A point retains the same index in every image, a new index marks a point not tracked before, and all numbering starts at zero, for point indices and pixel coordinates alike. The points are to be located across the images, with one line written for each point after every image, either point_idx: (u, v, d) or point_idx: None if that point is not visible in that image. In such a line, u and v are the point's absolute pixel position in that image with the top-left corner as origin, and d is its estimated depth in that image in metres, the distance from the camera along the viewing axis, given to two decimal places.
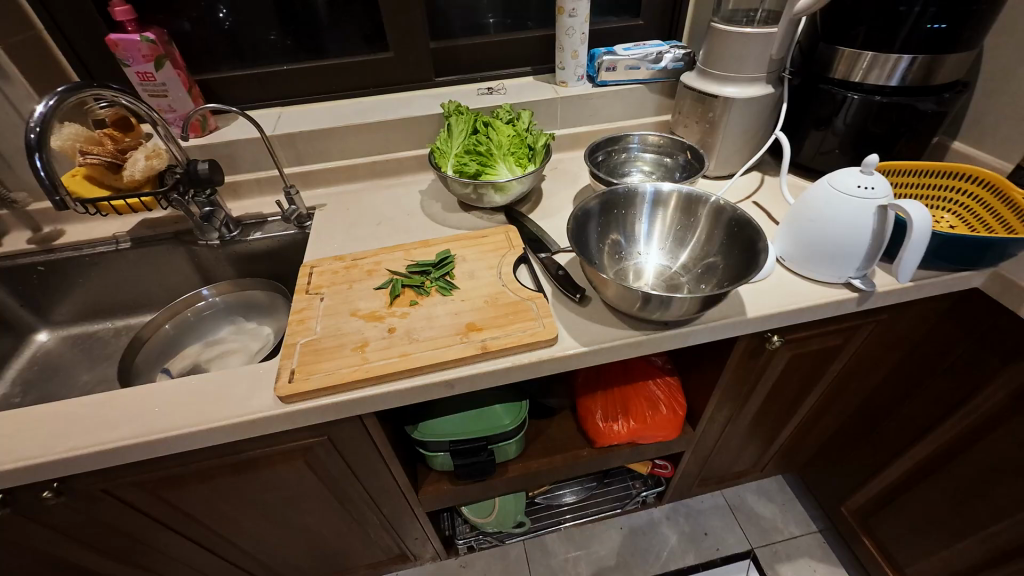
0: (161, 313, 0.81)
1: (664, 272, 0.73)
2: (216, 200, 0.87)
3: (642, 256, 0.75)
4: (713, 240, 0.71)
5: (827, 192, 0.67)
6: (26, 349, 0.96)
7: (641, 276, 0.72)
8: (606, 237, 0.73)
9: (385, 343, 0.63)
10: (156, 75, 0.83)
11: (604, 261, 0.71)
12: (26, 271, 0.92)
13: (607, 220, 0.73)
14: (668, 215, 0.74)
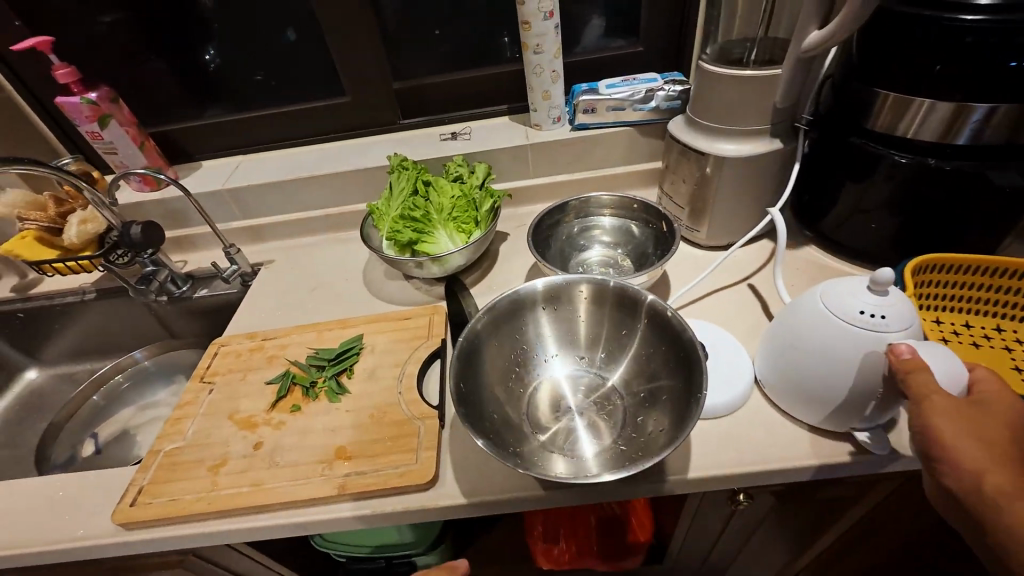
0: (88, 386, 0.86)
1: (597, 387, 0.59)
2: (159, 259, 0.85)
3: (568, 363, 0.62)
4: (658, 352, 0.56)
5: (818, 312, 0.49)
6: (16, 386, 1.02)
7: (562, 392, 0.59)
8: (518, 344, 0.60)
9: (245, 463, 0.55)
10: (103, 134, 0.82)
11: (512, 376, 0.59)
12: (9, 317, 0.97)
13: (518, 324, 0.60)
14: (604, 313, 0.60)
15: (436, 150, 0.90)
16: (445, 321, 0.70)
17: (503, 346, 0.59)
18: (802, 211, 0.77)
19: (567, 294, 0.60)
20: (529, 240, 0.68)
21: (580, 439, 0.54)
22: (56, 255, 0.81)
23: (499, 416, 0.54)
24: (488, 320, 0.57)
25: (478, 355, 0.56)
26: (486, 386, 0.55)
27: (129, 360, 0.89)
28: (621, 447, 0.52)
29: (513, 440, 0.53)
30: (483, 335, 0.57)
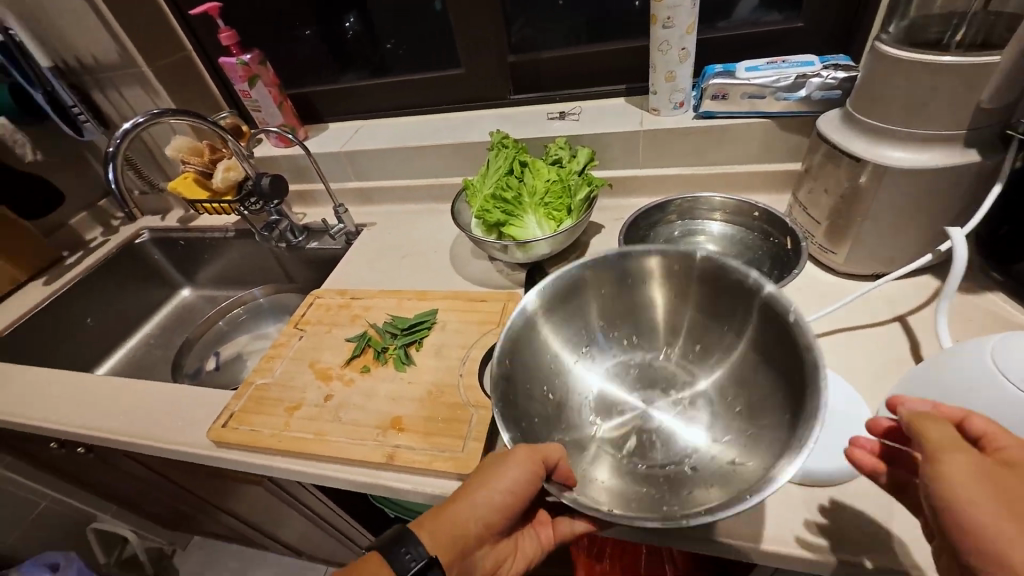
0: (218, 312, 1.02)
1: (683, 389, 0.54)
2: (282, 211, 0.95)
3: (644, 355, 0.57)
4: (761, 362, 0.48)
5: (982, 373, 0.38)
6: (174, 300, 1.24)
7: (625, 387, 0.55)
8: (593, 323, 0.57)
9: (315, 411, 0.59)
10: (251, 92, 0.92)
11: (577, 356, 0.56)
12: (175, 243, 1.17)
13: (597, 297, 0.56)
14: (702, 304, 0.54)
15: (541, 129, 0.85)
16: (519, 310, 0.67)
17: (573, 319, 0.56)
18: (992, 245, 0.59)
19: (668, 272, 0.54)
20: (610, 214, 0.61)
21: (634, 452, 0.50)
22: (207, 197, 0.94)
23: (554, 398, 0.52)
24: (560, 289, 0.54)
25: (540, 330, 0.53)
26: (542, 364, 0.53)
27: (250, 297, 1.04)
28: (682, 472, 0.47)
29: (566, 426, 0.51)
30: (551, 307, 0.54)
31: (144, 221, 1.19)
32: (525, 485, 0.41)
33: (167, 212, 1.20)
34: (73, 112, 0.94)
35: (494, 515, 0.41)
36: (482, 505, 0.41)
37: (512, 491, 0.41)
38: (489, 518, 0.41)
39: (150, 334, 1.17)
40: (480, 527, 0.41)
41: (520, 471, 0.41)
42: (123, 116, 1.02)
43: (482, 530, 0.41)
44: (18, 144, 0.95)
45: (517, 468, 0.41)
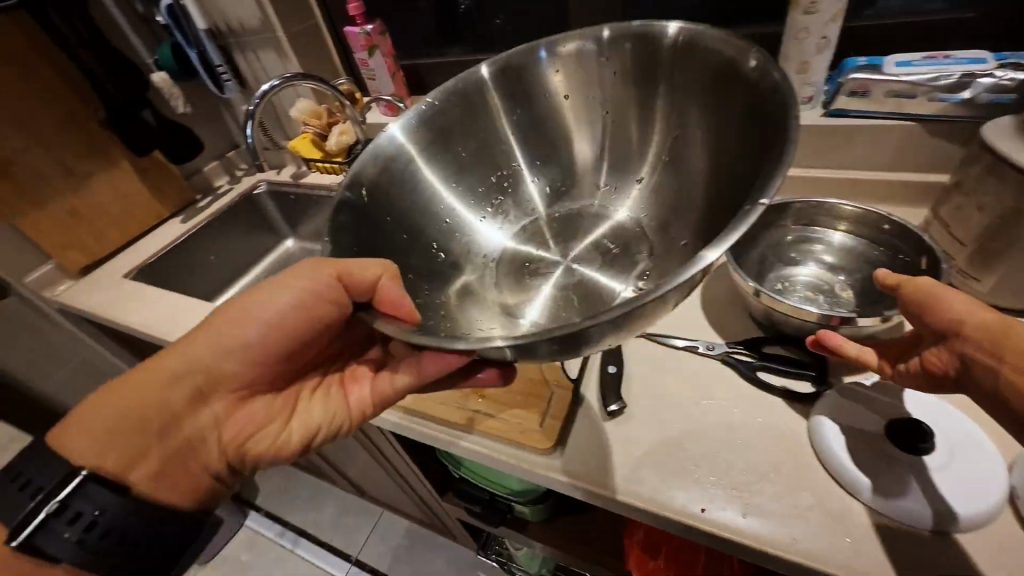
0: None
1: (617, 228, 0.61)
2: None
3: (556, 202, 0.66)
4: (698, 146, 0.54)
5: None
6: (280, 248, 1.37)
7: (536, 251, 0.62)
8: (488, 174, 0.64)
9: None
10: (369, 61, 0.98)
11: (471, 203, 0.63)
12: (286, 196, 1.29)
13: (489, 138, 0.63)
14: (627, 109, 0.60)
15: None
16: None
17: (461, 167, 0.62)
18: None
19: (576, 73, 0.61)
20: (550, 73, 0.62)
21: (510, 294, 0.58)
22: (320, 157, 1.03)
23: (445, 224, 0.60)
24: (435, 124, 0.60)
25: (418, 167, 0.59)
26: (415, 212, 0.58)
27: None
28: (565, 307, 0.54)
29: (445, 261, 0.58)
30: (435, 148, 0.60)
31: (262, 173, 1.32)
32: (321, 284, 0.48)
33: (282, 167, 1.32)
34: (218, 71, 1.06)
35: (222, 350, 0.53)
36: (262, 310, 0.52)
37: (297, 300, 0.51)
38: (195, 361, 0.53)
39: (258, 277, 1.31)
40: (199, 373, 0.53)
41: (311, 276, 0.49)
42: (256, 77, 1.13)
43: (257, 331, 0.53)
44: (173, 96, 1.08)
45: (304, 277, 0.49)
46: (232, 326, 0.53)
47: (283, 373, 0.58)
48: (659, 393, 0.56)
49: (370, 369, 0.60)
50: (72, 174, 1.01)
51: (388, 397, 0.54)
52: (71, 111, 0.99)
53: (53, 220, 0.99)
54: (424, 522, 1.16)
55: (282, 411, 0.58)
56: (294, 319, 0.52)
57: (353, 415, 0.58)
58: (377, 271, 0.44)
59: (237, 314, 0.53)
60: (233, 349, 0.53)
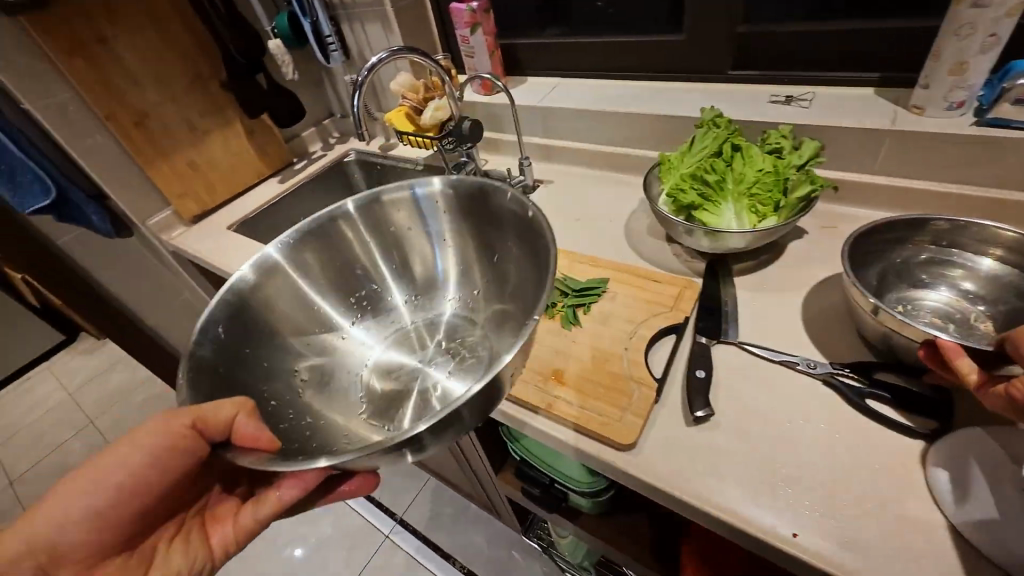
0: None
1: (450, 325, 0.83)
2: (472, 155, 1.02)
3: (410, 302, 0.86)
4: (518, 279, 0.75)
5: None
6: None
7: (392, 356, 0.80)
8: (356, 294, 0.83)
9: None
10: (470, 38, 0.99)
11: (338, 315, 0.81)
12: (373, 166, 1.34)
13: (365, 258, 0.83)
14: (462, 239, 0.83)
15: (758, 111, 0.78)
16: (695, 300, 0.64)
17: (332, 289, 0.80)
18: None
19: (407, 210, 0.82)
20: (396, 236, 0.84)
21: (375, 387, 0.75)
22: (412, 131, 1.05)
23: (302, 353, 0.74)
24: (297, 279, 0.76)
25: (284, 283, 0.75)
26: (274, 337, 0.71)
27: None
28: (406, 393, 0.73)
29: (307, 373, 0.73)
30: (299, 268, 0.76)
31: (353, 143, 1.38)
32: (173, 437, 0.49)
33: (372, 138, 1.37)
34: (327, 41, 1.11)
35: (64, 519, 0.48)
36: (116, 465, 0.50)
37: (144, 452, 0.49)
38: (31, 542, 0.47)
39: None
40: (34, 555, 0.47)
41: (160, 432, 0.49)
42: (360, 49, 1.17)
43: (110, 488, 0.49)
44: (285, 63, 1.15)
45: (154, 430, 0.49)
46: (71, 493, 0.48)
47: (137, 532, 0.53)
48: (749, 405, 0.53)
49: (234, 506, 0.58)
50: (195, 131, 1.10)
51: (253, 528, 0.55)
52: (199, 72, 1.07)
53: (176, 171, 1.09)
54: (479, 502, 1.20)
55: (140, 565, 0.53)
56: (149, 470, 0.50)
57: (214, 555, 0.55)
58: (233, 409, 0.49)
59: (79, 477, 0.49)
60: (75, 521, 0.48)
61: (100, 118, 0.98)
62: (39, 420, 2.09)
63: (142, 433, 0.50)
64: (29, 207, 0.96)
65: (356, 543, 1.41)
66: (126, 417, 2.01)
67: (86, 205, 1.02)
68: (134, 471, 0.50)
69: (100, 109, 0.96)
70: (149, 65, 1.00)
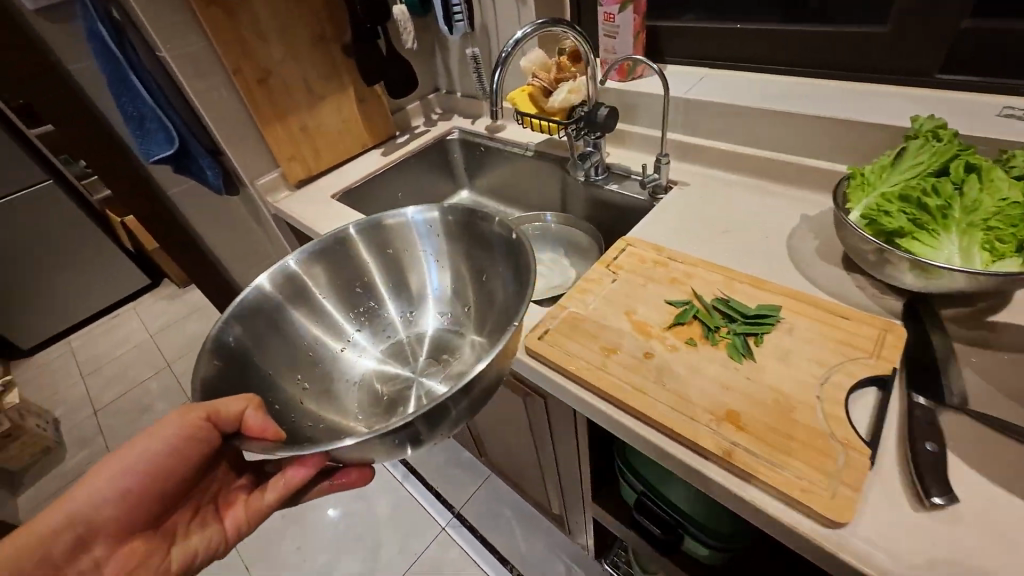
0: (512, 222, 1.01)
1: (445, 339, 0.88)
2: (599, 145, 0.94)
3: (409, 317, 0.91)
4: (505, 302, 0.80)
5: None
6: (455, 198, 1.39)
7: (391, 364, 0.85)
8: (358, 306, 0.88)
9: (627, 359, 0.57)
10: (617, 16, 0.89)
11: (341, 329, 0.85)
12: (476, 147, 1.28)
13: (370, 275, 0.87)
14: (458, 263, 0.88)
15: (977, 124, 0.67)
16: (901, 348, 0.53)
17: (339, 301, 0.85)
18: None
19: (406, 233, 0.87)
20: (398, 265, 0.90)
21: (373, 392, 0.80)
22: (534, 113, 0.97)
23: (307, 360, 0.79)
24: (304, 288, 0.81)
25: (290, 302, 0.79)
26: (280, 345, 0.76)
27: (542, 219, 0.99)
28: (399, 399, 0.78)
29: (311, 378, 0.78)
30: (303, 288, 0.81)
31: (457, 121, 1.33)
32: (189, 430, 0.59)
33: (477, 117, 1.31)
34: (454, 10, 1.05)
35: (99, 501, 0.59)
36: (141, 454, 0.60)
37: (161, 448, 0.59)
38: (74, 515, 0.58)
39: None
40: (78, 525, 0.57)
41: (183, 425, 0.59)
42: (484, 21, 1.10)
43: (139, 471, 0.60)
44: (406, 31, 1.10)
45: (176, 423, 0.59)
46: (103, 477, 0.59)
47: (159, 514, 0.64)
48: (998, 498, 0.42)
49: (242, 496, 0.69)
50: (311, 94, 1.08)
51: (260, 513, 0.66)
52: (323, 33, 1.04)
53: (289, 133, 1.07)
54: (548, 514, 1.16)
55: (161, 542, 0.64)
56: (173, 458, 0.61)
57: (228, 533, 0.67)
58: (242, 404, 0.59)
59: (111, 465, 0.59)
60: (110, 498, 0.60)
61: (227, 72, 0.97)
62: (123, 356, 2.22)
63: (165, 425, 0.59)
64: (154, 156, 0.97)
65: (412, 529, 1.40)
66: None
67: (203, 161, 1.02)
68: (159, 458, 0.61)
69: (229, 62, 0.93)
70: (279, 22, 0.97)
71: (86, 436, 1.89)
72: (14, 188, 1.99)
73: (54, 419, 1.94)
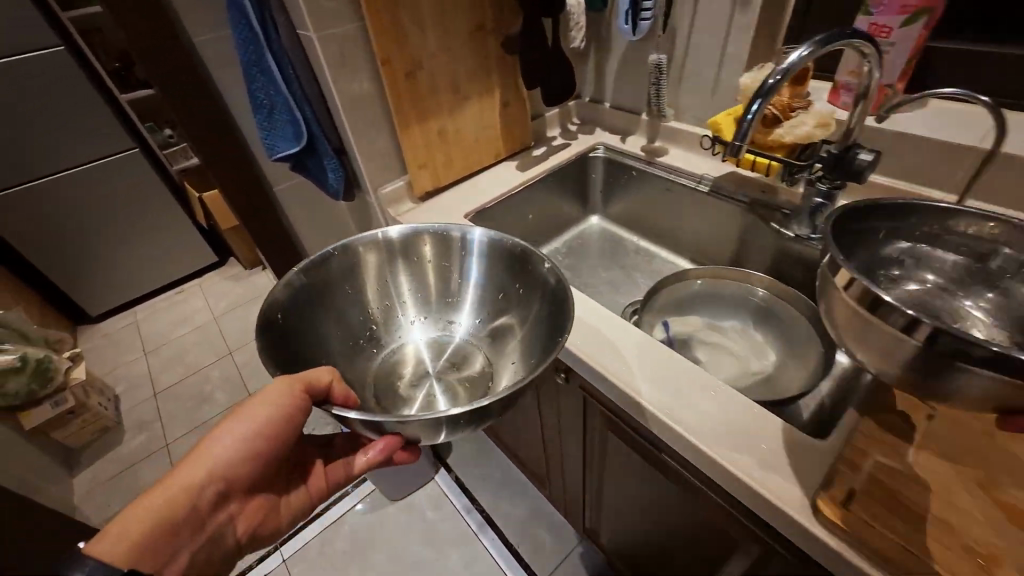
0: (706, 270, 0.84)
1: (460, 348, 0.82)
2: (833, 195, 0.73)
3: (431, 324, 0.84)
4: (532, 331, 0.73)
5: None
6: (584, 224, 1.20)
7: (413, 365, 0.79)
8: (389, 297, 0.81)
9: (946, 529, 0.39)
10: (893, 32, 0.68)
11: (372, 322, 0.79)
12: (625, 170, 1.09)
13: (409, 269, 0.81)
14: (497, 282, 0.80)
15: None
16: None
17: (375, 288, 0.79)
18: None
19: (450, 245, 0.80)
20: (435, 270, 0.82)
21: (382, 385, 0.75)
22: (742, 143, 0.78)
23: (341, 342, 0.73)
24: (351, 263, 0.76)
25: (334, 277, 0.73)
26: (320, 317, 0.71)
27: (746, 277, 0.81)
28: (401, 395, 0.74)
29: (344, 360, 0.73)
30: (347, 269, 0.75)
31: (602, 136, 1.13)
32: (286, 397, 0.56)
33: (628, 134, 1.11)
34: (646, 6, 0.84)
35: (229, 458, 0.58)
36: (257, 414, 0.57)
37: (283, 410, 0.57)
38: (215, 467, 0.57)
39: (560, 250, 1.15)
40: (216, 480, 0.57)
41: (280, 394, 0.56)
42: (674, 22, 0.90)
43: (252, 432, 0.58)
44: (577, 28, 0.91)
45: (277, 393, 0.56)
46: (229, 434, 0.57)
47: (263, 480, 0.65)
48: None
49: (321, 459, 0.73)
50: (456, 91, 0.90)
51: (347, 474, 0.71)
52: (483, 22, 0.87)
53: (425, 137, 0.90)
54: None
55: (269, 503, 0.66)
56: (289, 425, 0.59)
57: (315, 495, 0.71)
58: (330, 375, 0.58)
59: (235, 423, 0.57)
60: (242, 460, 0.58)
61: (373, 60, 0.80)
62: (187, 336, 2.15)
63: (271, 391, 0.57)
64: (279, 152, 0.86)
65: None
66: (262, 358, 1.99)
67: (327, 161, 0.88)
68: (265, 424, 0.58)
69: (379, 51, 0.77)
70: (440, 5, 0.80)
71: (144, 420, 1.82)
72: (102, 154, 1.92)
73: (115, 397, 1.88)
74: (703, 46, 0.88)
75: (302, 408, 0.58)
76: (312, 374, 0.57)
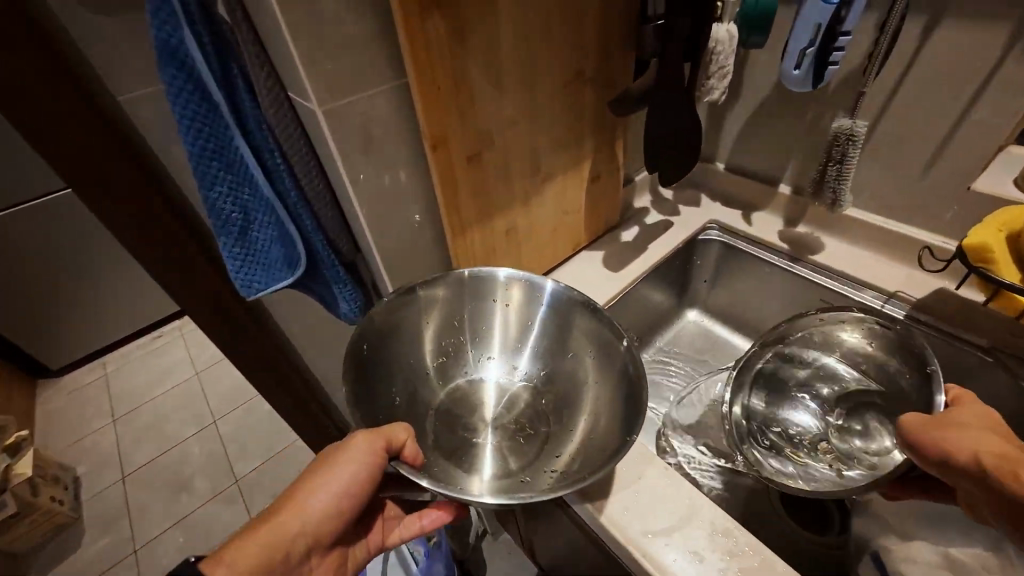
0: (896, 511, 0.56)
1: (519, 406, 0.57)
2: None
3: (496, 372, 0.59)
4: (614, 416, 0.49)
5: None
6: (677, 321, 0.87)
7: (475, 410, 0.57)
8: (456, 335, 0.59)
9: None
10: None
11: (448, 358, 0.58)
12: (752, 264, 0.77)
13: (490, 312, 0.59)
14: (571, 337, 0.56)
15: None
16: None
17: (432, 327, 0.57)
18: None
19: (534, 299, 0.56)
20: (511, 322, 0.59)
21: (443, 421, 0.55)
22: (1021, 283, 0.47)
23: (406, 370, 0.55)
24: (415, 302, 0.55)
25: (403, 307, 0.54)
26: (388, 342, 0.53)
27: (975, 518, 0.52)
28: (456, 434, 0.54)
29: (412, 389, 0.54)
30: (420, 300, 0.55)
31: (714, 209, 0.82)
32: (361, 462, 0.44)
33: (753, 210, 0.80)
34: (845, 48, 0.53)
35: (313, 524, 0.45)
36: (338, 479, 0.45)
37: (362, 469, 0.44)
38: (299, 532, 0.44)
39: (652, 364, 0.83)
40: (306, 538, 0.45)
41: (356, 459, 0.44)
42: (874, 66, 0.58)
43: (334, 495, 0.45)
44: (720, 76, 0.59)
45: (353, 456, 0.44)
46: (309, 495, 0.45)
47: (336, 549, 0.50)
48: None
49: (391, 509, 0.56)
50: (535, 174, 0.59)
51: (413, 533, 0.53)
52: (582, 70, 0.55)
53: (487, 242, 0.59)
54: None
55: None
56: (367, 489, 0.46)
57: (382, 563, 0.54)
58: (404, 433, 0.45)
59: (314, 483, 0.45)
60: (336, 513, 0.46)
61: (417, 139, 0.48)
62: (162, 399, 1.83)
63: (344, 454, 0.44)
64: (258, 289, 0.53)
65: None
66: (254, 431, 1.68)
67: (338, 287, 0.56)
68: (344, 488, 0.45)
69: (429, 130, 0.45)
70: (527, 50, 0.48)
71: (110, 513, 1.51)
72: None
73: (76, 482, 1.57)
74: (921, 106, 0.57)
75: (377, 470, 0.45)
76: (389, 435, 0.44)
